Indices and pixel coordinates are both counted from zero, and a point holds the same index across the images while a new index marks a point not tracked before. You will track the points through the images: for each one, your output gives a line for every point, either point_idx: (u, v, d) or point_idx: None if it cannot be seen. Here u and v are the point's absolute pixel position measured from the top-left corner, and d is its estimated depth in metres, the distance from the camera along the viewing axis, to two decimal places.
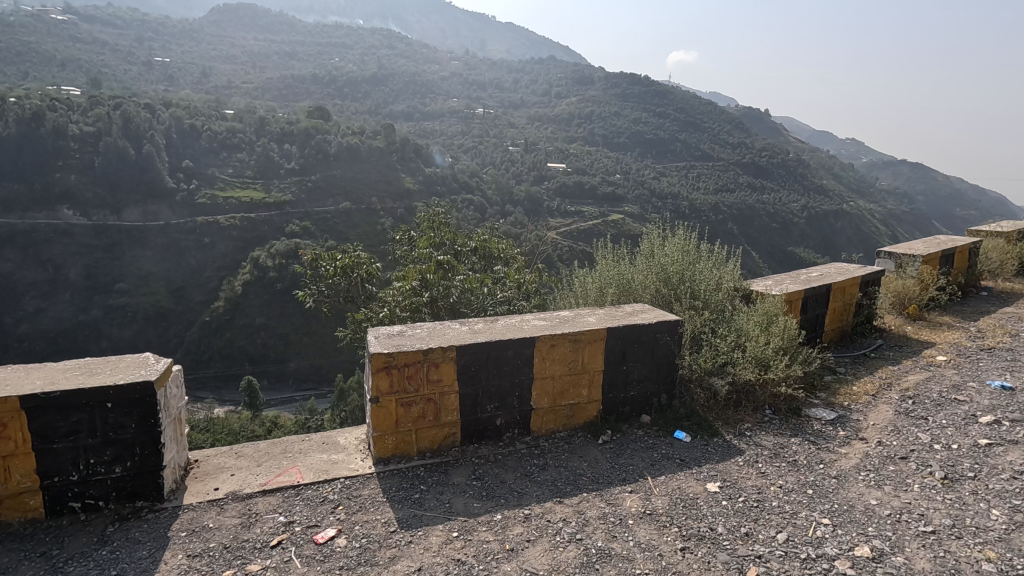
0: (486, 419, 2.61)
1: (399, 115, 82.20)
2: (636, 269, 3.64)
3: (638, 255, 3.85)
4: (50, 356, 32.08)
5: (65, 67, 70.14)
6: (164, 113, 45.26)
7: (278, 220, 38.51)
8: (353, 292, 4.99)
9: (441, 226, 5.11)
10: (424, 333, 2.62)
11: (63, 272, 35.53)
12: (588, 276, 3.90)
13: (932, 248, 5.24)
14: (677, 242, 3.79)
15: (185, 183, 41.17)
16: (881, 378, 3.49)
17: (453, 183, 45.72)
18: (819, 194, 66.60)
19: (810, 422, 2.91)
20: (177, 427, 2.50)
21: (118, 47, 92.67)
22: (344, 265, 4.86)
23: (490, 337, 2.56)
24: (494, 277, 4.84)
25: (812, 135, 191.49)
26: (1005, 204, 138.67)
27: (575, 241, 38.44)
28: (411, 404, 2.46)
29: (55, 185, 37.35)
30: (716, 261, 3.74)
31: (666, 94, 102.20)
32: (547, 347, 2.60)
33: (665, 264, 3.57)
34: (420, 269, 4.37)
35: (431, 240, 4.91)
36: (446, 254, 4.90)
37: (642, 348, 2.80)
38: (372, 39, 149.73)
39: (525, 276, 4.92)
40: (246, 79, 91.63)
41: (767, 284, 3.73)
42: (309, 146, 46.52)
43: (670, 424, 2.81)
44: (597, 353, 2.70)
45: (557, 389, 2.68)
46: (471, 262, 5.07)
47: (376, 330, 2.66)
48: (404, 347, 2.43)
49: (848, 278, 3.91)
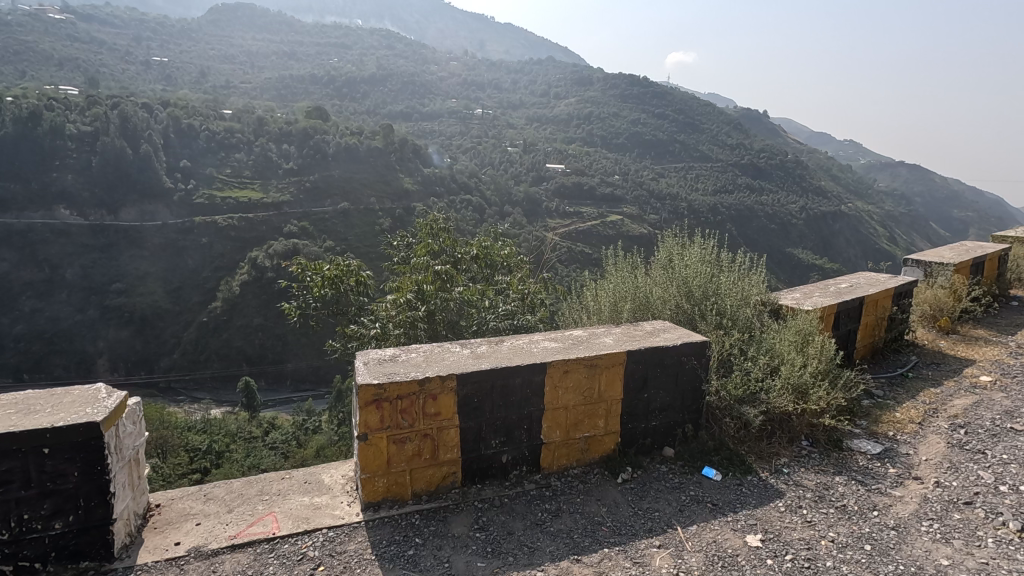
0: (490, 457, 2.42)
1: (398, 116, 82.08)
2: (651, 283, 3.44)
3: (652, 267, 3.66)
4: (46, 358, 32.24)
5: (63, 66, 69.87)
6: (161, 113, 44.97)
7: (277, 220, 38.21)
8: (345, 305, 4.77)
9: (440, 231, 4.88)
10: (419, 358, 2.44)
11: (59, 272, 35.47)
12: (599, 290, 3.72)
13: (963, 257, 5.05)
14: (697, 251, 3.58)
15: (182, 182, 40.81)
16: (925, 403, 3.30)
17: (453, 183, 45.62)
18: (816, 195, 66.79)
19: (854, 457, 2.72)
20: (132, 470, 2.29)
21: (116, 47, 92.41)
22: (333, 275, 4.63)
23: (496, 364, 2.37)
24: (497, 287, 4.63)
25: (810, 137, 192.63)
26: (1001, 206, 139.27)
27: (573, 243, 38.59)
28: (404, 442, 2.25)
29: (52, 184, 37.15)
30: (737, 272, 3.54)
31: (666, 94, 102.05)
32: (560, 374, 2.41)
33: (687, 277, 3.35)
34: (415, 279, 4.13)
35: (428, 247, 4.67)
36: (446, 263, 4.68)
37: (665, 372, 2.61)
38: (371, 39, 149.62)
39: (531, 286, 4.70)
40: (244, 79, 91.41)
41: (795, 297, 3.52)
42: (308, 146, 46.26)
43: (698, 459, 2.62)
44: (615, 380, 2.52)
45: (570, 421, 2.49)
46: (471, 271, 4.88)
47: (364, 355, 2.46)
48: (396, 376, 2.22)
49: (879, 291, 3.72)
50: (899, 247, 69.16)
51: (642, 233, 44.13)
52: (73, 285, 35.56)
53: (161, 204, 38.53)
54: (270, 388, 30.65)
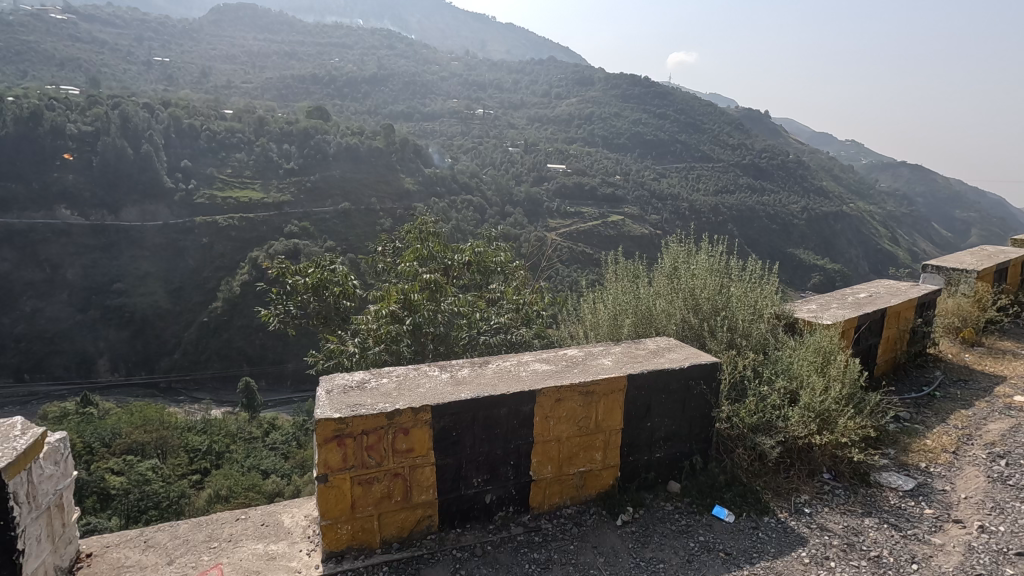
0: (472, 496, 2.20)
1: (399, 116, 81.89)
2: (654, 296, 3.25)
3: (656, 276, 3.47)
4: (46, 358, 33.20)
5: (64, 66, 69.88)
6: (162, 113, 44.86)
7: (277, 220, 37.98)
8: (328, 313, 4.56)
9: (430, 235, 4.67)
10: (392, 385, 2.23)
11: (60, 272, 35.60)
12: (598, 303, 3.55)
13: (986, 263, 4.89)
14: (704, 260, 3.38)
15: (183, 182, 40.41)
16: (957, 428, 3.11)
17: (453, 183, 45.44)
18: (818, 196, 66.63)
19: (885, 495, 2.51)
20: (55, 519, 2.06)
21: (118, 47, 92.58)
22: (314, 282, 4.38)
23: (479, 392, 2.16)
24: (490, 297, 4.43)
25: (812, 137, 192.59)
26: (1003, 206, 139.04)
27: (573, 243, 38.72)
28: (372, 483, 2.03)
29: (53, 184, 37.12)
30: (749, 282, 3.33)
31: (668, 94, 101.63)
32: (552, 403, 2.22)
33: (695, 288, 3.16)
34: (401, 288, 3.93)
35: (417, 252, 4.44)
36: (435, 270, 4.47)
37: (670, 398, 2.43)
38: (373, 39, 149.74)
39: (528, 295, 4.47)
40: (245, 79, 91.21)
41: (813, 310, 3.33)
42: (308, 146, 46.10)
43: (707, 496, 2.41)
44: (614, 409, 2.33)
45: (563, 454, 2.29)
46: (464, 279, 4.69)
47: (329, 381, 2.25)
48: (362, 409, 2.00)
49: (901, 303, 3.52)
50: (900, 248, 69.10)
51: (642, 234, 44.08)
52: (74, 286, 35.71)
53: (162, 204, 38.11)
54: (271, 389, 30.56)
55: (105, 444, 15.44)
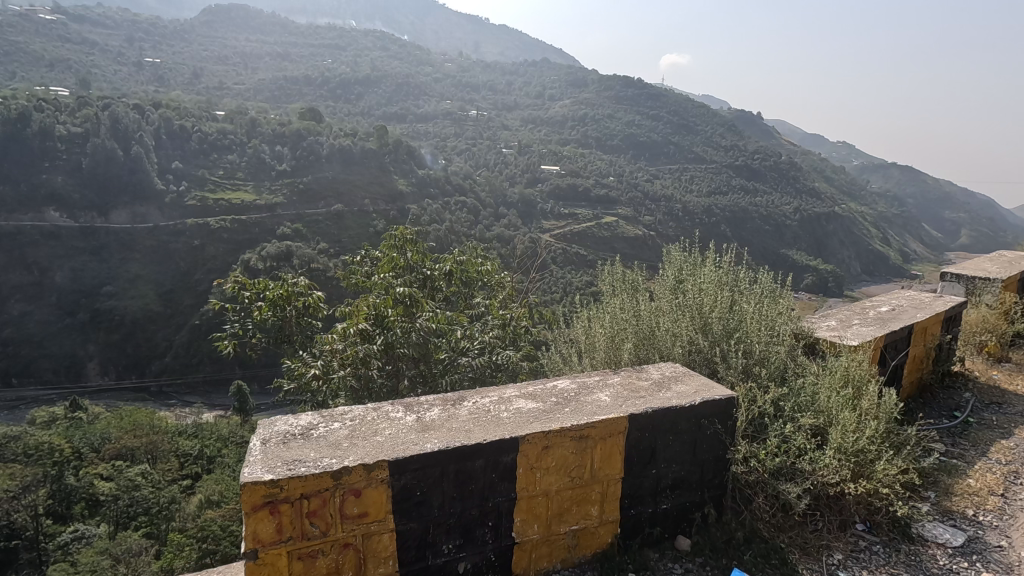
0: (446, 565, 1.61)
1: (393, 117, 81.71)
2: (667, 314, 2.66)
3: (666, 288, 2.91)
4: (35, 361, 32.87)
5: (54, 67, 69.12)
6: (153, 114, 44.30)
7: (270, 221, 37.53)
8: (289, 331, 3.59)
9: (409, 241, 3.93)
10: (344, 434, 1.62)
11: (49, 275, 34.99)
12: (599, 320, 3.01)
13: (1009, 271, 4.72)
14: (712, 272, 2.84)
15: (174, 184, 39.61)
16: (1001, 464, 2.68)
17: (447, 185, 45.18)
18: (810, 197, 67.19)
19: (928, 552, 2.01)
20: None
21: (109, 48, 91.83)
22: (274, 297, 3.46)
23: (448, 444, 1.58)
24: (469, 313, 4.03)
25: (803, 138, 194.68)
26: (991, 207, 140.82)
27: (566, 245, 39.13)
28: (314, 560, 1.45)
29: (41, 186, 36.44)
30: (763, 292, 2.83)
31: (660, 95, 101.88)
32: (542, 449, 1.66)
33: (705, 305, 2.58)
34: (373, 303, 3.35)
35: (395, 263, 3.84)
36: (414, 283, 3.85)
37: (681, 442, 1.88)
38: (366, 40, 149.39)
39: (513, 311, 4.11)
40: (237, 80, 90.55)
41: (830, 326, 2.91)
42: (301, 147, 45.76)
43: (724, 559, 1.85)
44: (614, 454, 1.78)
45: (553, 512, 1.72)
46: (443, 289, 4.12)
47: (267, 427, 1.65)
48: (303, 467, 1.42)
49: (930, 318, 3.17)
50: (890, 249, 69.84)
51: (637, 236, 44.19)
52: (63, 289, 35.12)
53: (152, 206, 37.35)
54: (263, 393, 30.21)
55: (97, 449, 17.33)
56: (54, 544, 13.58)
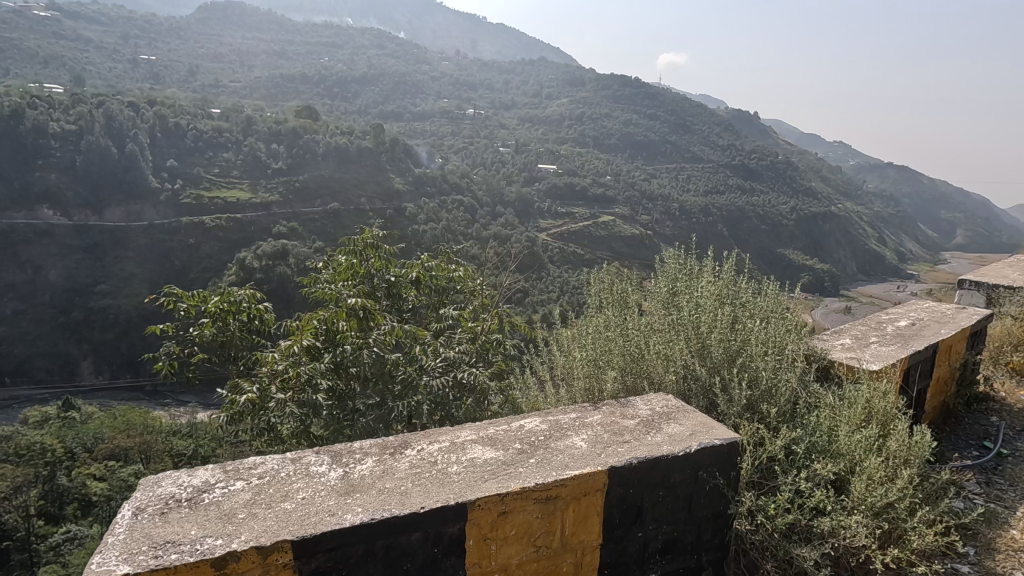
0: None
1: (389, 115, 81.23)
2: (645, 331, 2.45)
3: (652, 309, 2.70)
4: (30, 360, 32.49)
5: (47, 64, 68.27)
6: (148, 111, 43.84)
7: (266, 220, 37.27)
8: (234, 346, 2.92)
9: (372, 247, 3.38)
10: (250, 497, 1.37)
11: (42, 274, 34.45)
12: (581, 340, 2.73)
13: None
14: (708, 286, 2.60)
15: (169, 182, 39.13)
16: None
17: (444, 183, 44.88)
18: (806, 197, 67.44)
19: None
20: None
21: (103, 44, 90.94)
22: (216, 310, 2.82)
23: (381, 509, 1.31)
24: (437, 323, 3.31)
25: (799, 138, 195.44)
26: (985, 206, 141.61)
27: (563, 244, 39.34)
28: None
29: (34, 184, 35.96)
30: (765, 308, 2.55)
31: (657, 95, 101.78)
32: (496, 518, 1.37)
33: (702, 326, 2.31)
34: (320, 316, 2.85)
35: (354, 269, 3.28)
36: (369, 292, 3.23)
37: (670, 499, 1.61)
38: (362, 38, 148.71)
39: (488, 318, 3.39)
40: (233, 78, 89.83)
41: (838, 345, 2.69)
42: (297, 146, 45.46)
43: None
44: (588, 517, 1.49)
45: None
46: (413, 297, 3.44)
47: (143, 493, 1.39)
48: (167, 557, 1.15)
49: (955, 335, 2.91)
50: (886, 248, 70.15)
51: (635, 235, 44.05)
52: (56, 287, 34.57)
53: (147, 204, 36.92)
54: None
55: (90, 450, 16.85)
56: (44, 547, 13.18)
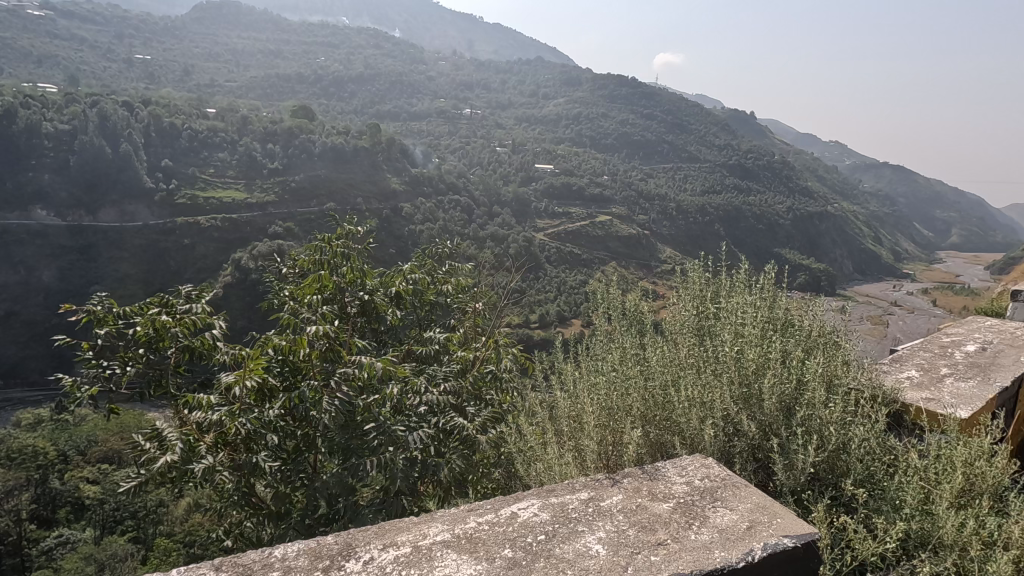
0: None
1: (386, 116, 80.94)
2: (691, 367, 1.86)
3: (695, 338, 2.14)
4: (22, 362, 32.29)
5: (43, 63, 67.69)
6: (142, 111, 43.36)
7: (261, 221, 36.81)
8: (174, 379, 2.27)
9: (342, 260, 2.78)
10: None
11: (35, 275, 33.97)
12: (600, 376, 2.15)
13: None
14: (748, 312, 2.10)
15: (164, 182, 38.44)
16: None
17: (441, 183, 44.59)
18: (802, 197, 67.49)
19: None
20: None
21: (98, 43, 90.17)
22: (149, 331, 2.14)
23: None
24: (420, 346, 2.74)
25: (796, 138, 196.38)
26: (979, 206, 142.15)
27: (560, 244, 39.25)
28: None
29: (28, 184, 35.45)
30: (829, 343, 1.99)
31: (654, 94, 101.67)
32: None
33: (767, 361, 1.72)
34: (271, 343, 2.21)
35: (322, 283, 2.59)
36: (337, 311, 2.65)
37: None
38: (360, 38, 148.28)
39: (480, 345, 2.80)
40: (229, 78, 89.22)
41: (911, 374, 2.10)
42: (292, 146, 45.09)
43: None
44: None
45: None
46: (387, 314, 2.84)
47: None
48: None
49: None
50: (882, 247, 70.21)
51: (632, 235, 43.94)
52: (49, 288, 33.87)
53: (142, 204, 36.34)
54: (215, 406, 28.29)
55: (84, 452, 16.37)
56: (36, 550, 13.02)
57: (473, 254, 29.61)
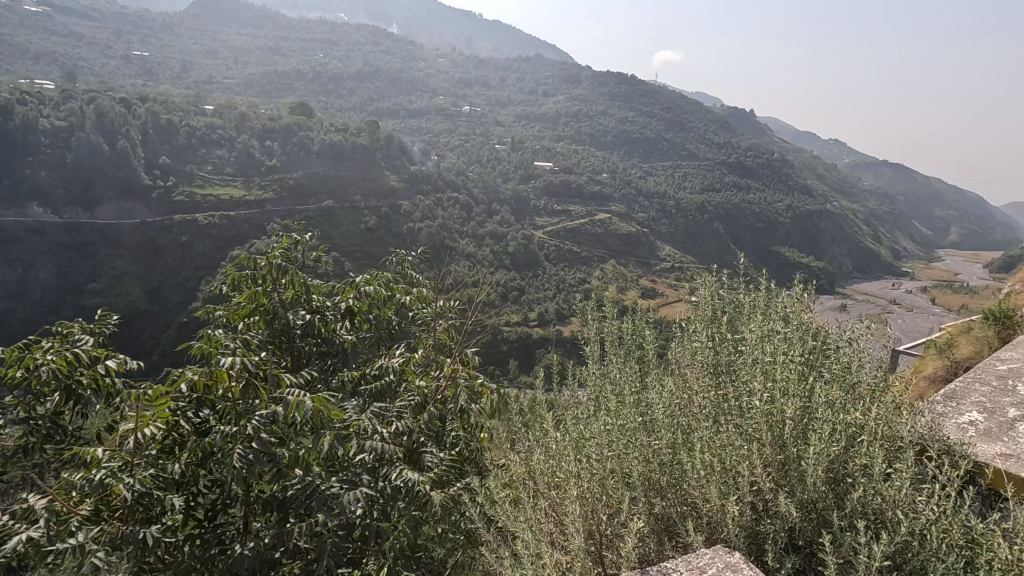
0: None
1: (385, 113, 80.70)
2: (717, 428, 1.64)
3: (709, 392, 1.94)
4: None
5: (40, 60, 67.06)
6: (140, 107, 43.03)
7: (260, 218, 37.46)
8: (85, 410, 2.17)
9: (281, 273, 2.61)
10: None
11: (33, 272, 30.95)
12: (605, 424, 1.93)
13: None
14: (771, 350, 1.86)
15: (161, 180, 38.22)
16: None
17: (439, 181, 44.42)
18: (802, 195, 67.49)
19: None
20: None
21: (96, 39, 89.13)
22: (55, 363, 2.07)
23: None
24: (370, 371, 2.53)
25: (796, 136, 196.41)
26: (978, 203, 142.23)
27: (560, 242, 39.07)
28: None
29: (24, 181, 34.22)
30: (862, 381, 1.73)
31: (653, 92, 101.67)
32: None
33: (802, 422, 1.50)
34: (184, 371, 2.00)
35: (258, 300, 2.51)
36: (267, 331, 2.56)
37: None
38: (360, 35, 147.89)
39: (451, 369, 2.52)
40: (227, 75, 88.10)
41: (951, 408, 1.83)
42: (291, 143, 44.93)
43: None
44: None
45: None
46: (326, 326, 2.69)
47: None
48: None
49: None
50: (881, 245, 70.18)
51: (632, 232, 43.79)
52: (47, 285, 30.61)
53: (139, 203, 36.02)
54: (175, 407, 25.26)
55: None
56: None
57: (471, 255, 29.74)
